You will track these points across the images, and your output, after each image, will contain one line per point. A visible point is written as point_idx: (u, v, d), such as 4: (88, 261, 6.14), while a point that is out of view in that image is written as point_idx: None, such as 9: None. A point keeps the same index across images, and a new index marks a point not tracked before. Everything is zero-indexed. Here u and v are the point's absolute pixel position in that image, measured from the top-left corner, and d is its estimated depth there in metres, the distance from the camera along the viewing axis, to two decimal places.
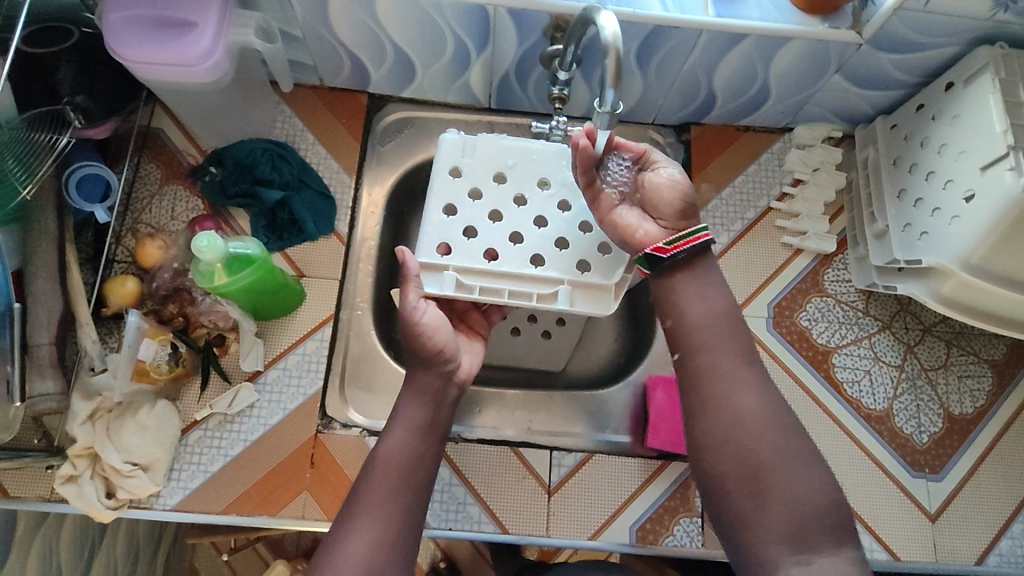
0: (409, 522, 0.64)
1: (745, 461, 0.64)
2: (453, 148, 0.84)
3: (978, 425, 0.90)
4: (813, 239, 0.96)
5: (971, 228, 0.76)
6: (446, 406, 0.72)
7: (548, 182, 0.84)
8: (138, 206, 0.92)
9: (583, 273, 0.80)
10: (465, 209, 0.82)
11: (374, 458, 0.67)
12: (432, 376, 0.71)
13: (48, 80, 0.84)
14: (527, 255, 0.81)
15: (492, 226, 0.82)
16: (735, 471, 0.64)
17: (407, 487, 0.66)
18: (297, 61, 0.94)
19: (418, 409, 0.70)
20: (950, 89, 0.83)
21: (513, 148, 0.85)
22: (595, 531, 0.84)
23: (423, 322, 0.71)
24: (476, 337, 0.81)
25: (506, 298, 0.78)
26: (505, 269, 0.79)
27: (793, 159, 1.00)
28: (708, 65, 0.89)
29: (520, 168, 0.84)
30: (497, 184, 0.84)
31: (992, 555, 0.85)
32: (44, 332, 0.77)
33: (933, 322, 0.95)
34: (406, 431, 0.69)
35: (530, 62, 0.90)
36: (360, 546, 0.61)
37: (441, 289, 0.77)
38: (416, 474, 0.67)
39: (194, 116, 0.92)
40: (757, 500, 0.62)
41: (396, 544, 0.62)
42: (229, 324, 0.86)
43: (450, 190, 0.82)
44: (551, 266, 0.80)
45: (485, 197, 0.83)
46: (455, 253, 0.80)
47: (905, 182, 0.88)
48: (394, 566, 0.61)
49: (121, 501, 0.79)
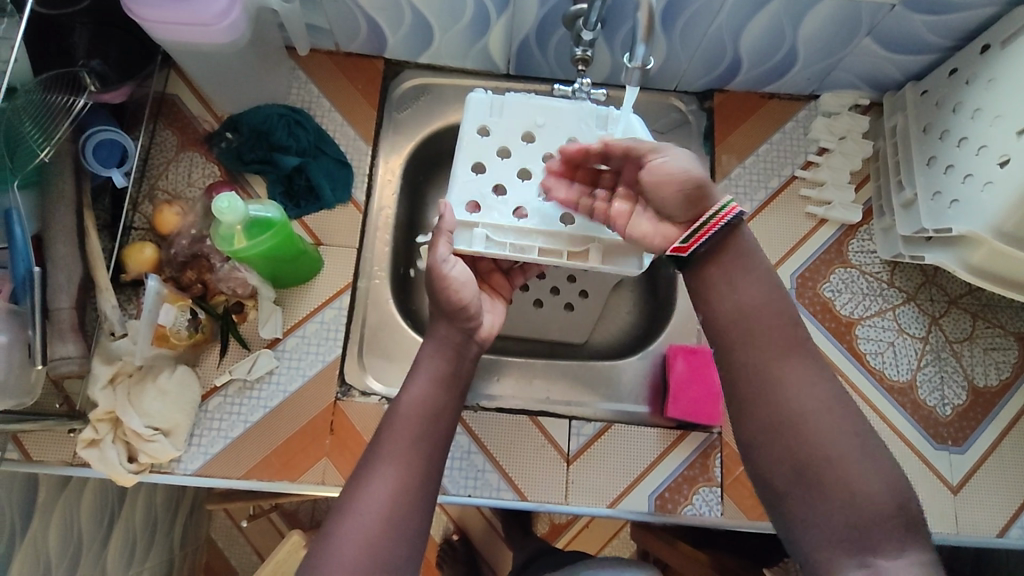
0: (428, 478, 0.64)
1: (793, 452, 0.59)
2: (480, 107, 0.83)
3: (1002, 397, 0.89)
4: (838, 209, 0.94)
5: (1004, 195, 0.74)
6: (467, 359, 0.72)
7: (578, 141, 0.83)
8: (155, 172, 0.92)
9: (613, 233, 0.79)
10: (493, 166, 0.81)
11: (395, 412, 0.67)
12: (453, 330, 0.71)
13: (63, 42, 0.82)
14: (558, 213, 0.79)
15: (521, 185, 0.80)
16: (786, 464, 0.59)
17: (425, 440, 0.66)
18: (313, 25, 0.93)
19: (440, 361, 0.71)
20: (985, 52, 0.81)
21: (544, 107, 0.83)
22: (614, 500, 0.84)
23: (451, 276, 0.70)
24: (499, 297, 0.81)
25: (535, 256, 0.77)
26: (532, 227, 0.78)
27: (818, 127, 0.97)
28: (735, 28, 0.87)
29: (547, 130, 0.83)
30: (526, 143, 0.82)
31: (1015, 528, 0.84)
32: (65, 297, 0.77)
33: (960, 294, 0.93)
34: (427, 384, 0.69)
35: (552, 25, 0.88)
36: (378, 498, 0.61)
37: (470, 246, 0.77)
38: (437, 429, 0.67)
39: (210, 81, 0.90)
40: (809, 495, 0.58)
41: (415, 499, 0.62)
42: (248, 291, 0.86)
43: (481, 150, 0.81)
44: (582, 224, 0.78)
45: (515, 155, 0.81)
46: (484, 211, 0.78)
47: (936, 149, 0.86)
48: (410, 520, 0.61)
49: (142, 465, 0.80)
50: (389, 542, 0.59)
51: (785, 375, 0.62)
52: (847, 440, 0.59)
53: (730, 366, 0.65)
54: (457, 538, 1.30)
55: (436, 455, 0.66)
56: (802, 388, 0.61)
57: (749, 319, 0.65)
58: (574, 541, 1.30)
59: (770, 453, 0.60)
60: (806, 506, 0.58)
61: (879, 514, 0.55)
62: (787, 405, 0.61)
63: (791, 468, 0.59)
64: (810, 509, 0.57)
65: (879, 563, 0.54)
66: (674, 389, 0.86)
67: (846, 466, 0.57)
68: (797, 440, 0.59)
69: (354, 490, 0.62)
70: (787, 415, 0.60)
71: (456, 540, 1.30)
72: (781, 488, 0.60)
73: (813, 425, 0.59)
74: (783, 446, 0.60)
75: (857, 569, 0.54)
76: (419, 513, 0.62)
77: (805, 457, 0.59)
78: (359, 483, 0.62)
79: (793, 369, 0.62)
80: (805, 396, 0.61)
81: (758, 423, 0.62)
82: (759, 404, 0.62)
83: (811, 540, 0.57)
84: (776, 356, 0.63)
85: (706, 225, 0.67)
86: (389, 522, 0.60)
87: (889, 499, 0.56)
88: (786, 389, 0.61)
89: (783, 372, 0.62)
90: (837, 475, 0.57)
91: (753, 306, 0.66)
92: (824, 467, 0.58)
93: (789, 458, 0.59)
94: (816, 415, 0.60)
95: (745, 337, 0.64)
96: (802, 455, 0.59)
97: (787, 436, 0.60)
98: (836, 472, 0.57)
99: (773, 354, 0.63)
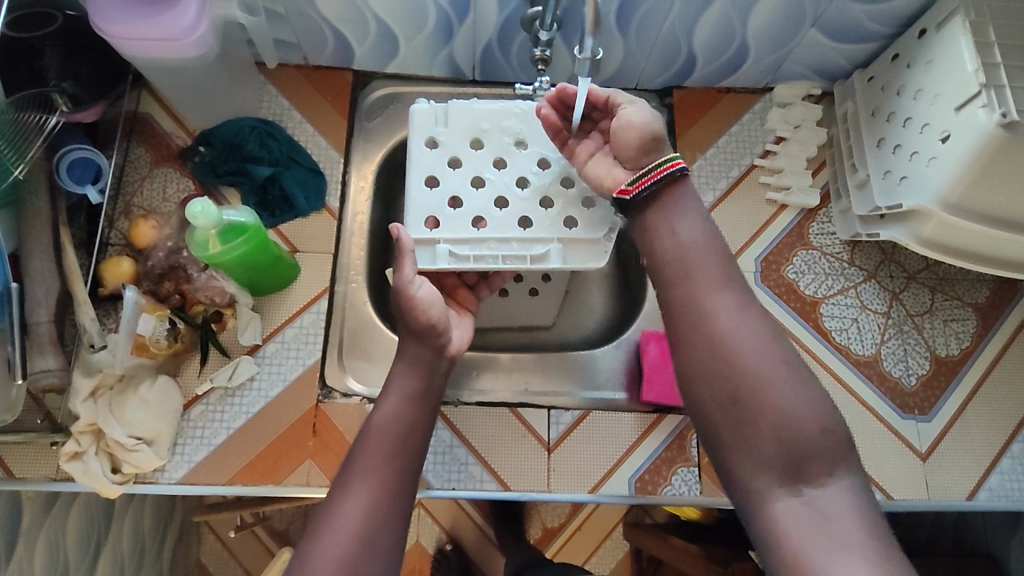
0: (403, 489, 0.66)
1: (727, 388, 0.62)
2: (426, 118, 0.85)
3: (964, 365, 0.93)
4: (796, 194, 0.98)
5: (949, 167, 0.78)
6: (439, 375, 0.75)
7: (525, 143, 0.86)
8: (130, 188, 0.93)
9: (572, 229, 0.82)
10: (447, 178, 0.83)
11: (368, 429, 0.70)
12: (424, 348, 0.74)
13: (34, 65, 0.84)
14: (514, 219, 0.82)
15: (476, 193, 0.83)
16: (717, 399, 0.62)
17: (400, 454, 0.68)
18: (282, 40, 0.95)
19: (412, 378, 0.73)
20: (923, 36, 0.86)
21: (486, 112, 0.86)
22: (595, 485, 0.86)
23: (418, 297, 0.72)
24: (466, 312, 0.84)
25: (499, 264, 0.80)
26: (494, 235, 0.81)
27: (774, 117, 1.02)
28: (687, 25, 0.91)
29: (509, 132, 0.85)
30: (475, 150, 0.85)
31: (983, 490, 0.87)
32: (43, 310, 0.78)
33: (918, 269, 0.97)
34: (400, 399, 0.72)
35: (512, 30, 0.92)
36: (353, 514, 0.63)
37: (434, 262, 0.79)
38: (409, 441, 0.70)
39: (181, 97, 0.92)
40: (740, 429, 0.61)
41: (388, 513, 0.64)
42: (226, 300, 0.87)
43: (434, 161, 0.83)
44: (539, 227, 0.81)
45: (464, 165, 0.84)
46: (443, 226, 0.81)
47: (884, 131, 0.90)
48: (386, 535, 0.62)
49: (126, 475, 0.81)
50: (367, 553, 0.61)
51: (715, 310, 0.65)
52: (777, 371, 0.62)
53: (679, 307, 0.66)
54: (450, 547, 1.31)
55: (410, 472, 0.68)
56: (730, 321, 0.64)
57: (701, 267, 0.67)
58: (561, 551, 1.32)
59: (707, 389, 0.63)
60: (732, 433, 0.61)
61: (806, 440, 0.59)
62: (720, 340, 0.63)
63: (721, 397, 0.62)
64: (741, 438, 0.60)
65: (807, 490, 0.57)
66: (647, 374, 0.88)
67: (772, 392, 0.61)
68: (726, 370, 0.62)
69: (332, 503, 0.64)
70: (723, 348, 0.63)
71: (450, 550, 1.30)
72: (713, 417, 0.63)
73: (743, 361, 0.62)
74: (722, 375, 0.62)
75: (784, 494, 0.58)
76: (393, 524, 0.64)
77: (737, 386, 0.61)
78: (335, 499, 0.64)
79: (733, 309, 0.65)
80: (745, 334, 0.63)
81: (702, 358, 0.64)
82: (702, 345, 0.64)
83: (744, 466, 0.60)
84: (713, 292, 0.66)
85: (656, 169, 0.70)
86: (362, 538, 0.61)
87: (812, 426, 0.59)
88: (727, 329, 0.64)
89: (723, 318, 0.64)
90: (768, 405, 0.60)
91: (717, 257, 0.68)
92: (752, 401, 0.61)
93: (721, 389, 0.62)
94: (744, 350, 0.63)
95: (700, 284, 0.66)
96: (734, 386, 0.61)
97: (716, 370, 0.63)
98: (765, 401, 0.60)
99: (716, 290, 0.66)
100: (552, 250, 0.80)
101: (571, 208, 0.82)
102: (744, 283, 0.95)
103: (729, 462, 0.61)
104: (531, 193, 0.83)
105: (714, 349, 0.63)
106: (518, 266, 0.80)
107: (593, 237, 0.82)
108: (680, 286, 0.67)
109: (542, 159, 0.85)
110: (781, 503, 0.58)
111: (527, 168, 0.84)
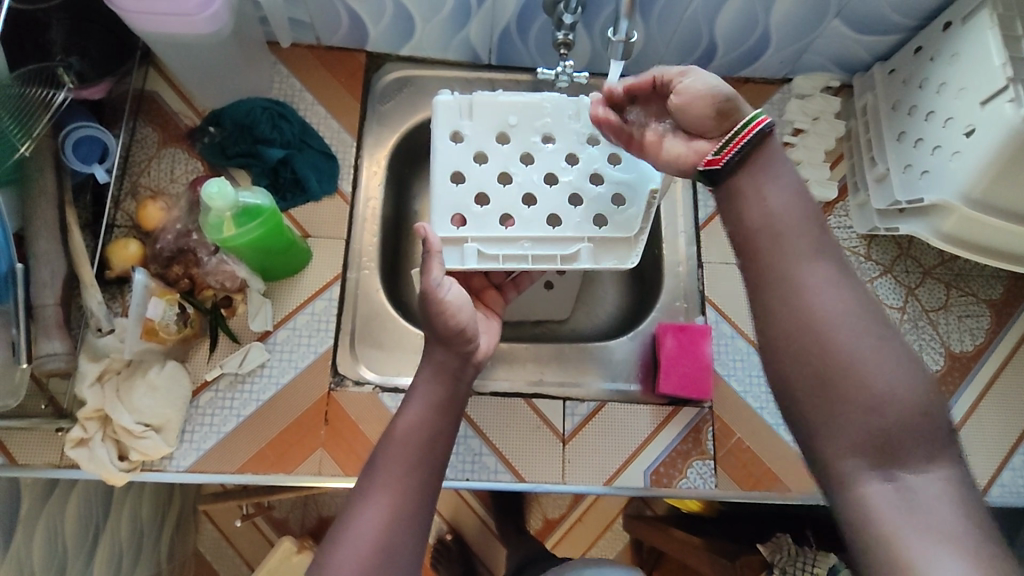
0: (426, 497, 0.65)
1: (816, 363, 0.54)
2: (450, 111, 0.82)
3: (978, 361, 0.93)
4: (815, 186, 0.97)
5: (972, 162, 0.77)
6: (465, 382, 0.74)
7: (553, 138, 0.84)
8: (136, 169, 0.90)
9: (602, 227, 0.81)
10: (472, 173, 0.81)
11: (393, 434, 0.69)
12: (451, 355, 0.72)
13: (39, 39, 0.81)
14: (543, 217, 0.81)
15: (503, 190, 0.81)
16: (805, 374, 0.55)
17: (424, 462, 0.67)
18: (295, 19, 0.93)
19: (437, 385, 0.72)
20: (948, 28, 0.85)
21: (513, 106, 0.83)
22: (610, 477, 0.85)
23: (447, 301, 0.69)
24: (493, 314, 0.85)
25: (529, 264, 0.79)
26: (521, 232, 0.80)
27: (792, 109, 1.01)
28: (710, 12, 0.89)
29: (529, 120, 0.83)
30: (501, 144, 0.83)
31: (995, 486, 0.88)
32: (49, 293, 0.76)
33: (934, 265, 0.96)
34: (424, 406, 0.70)
35: (532, 13, 0.90)
36: (374, 520, 0.62)
37: (462, 262, 0.78)
38: (434, 448, 0.68)
39: (191, 77, 0.89)
40: (829, 408, 0.53)
41: (410, 520, 0.62)
42: (237, 285, 0.85)
43: (457, 157, 0.81)
44: (567, 224, 0.80)
45: (491, 160, 0.82)
46: (470, 224, 0.79)
47: (905, 124, 0.89)
48: (406, 545, 0.61)
49: (133, 463, 0.79)
50: (386, 566, 0.60)
51: (811, 280, 0.57)
52: (877, 351, 0.54)
53: (776, 274, 0.58)
54: (451, 538, 1.31)
55: (433, 480, 0.66)
56: (830, 295, 0.56)
57: (788, 235, 0.59)
58: (561, 543, 1.32)
59: (795, 363, 0.55)
60: (821, 412, 0.54)
61: (904, 423, 0.51)
62: (813, 313, 0.56)
63: (807, 372, 0.55)
64: (830, 417, 0.53)
65: (903, 476, 0.50)
66: (665, 366, 0.87)
67: (873, 372, 0.53)
68: (818, 346, 0.55)
69: (354, 509, 0.63)
70: (814, 319, 0.55)
71: (450, 539, 1.30)
72: (802, 394, 0.55)
73: (839, 335, 0.54)
74: (810, 349, 0.55)
75: (878, 479, 0.51)
76: (415, 533, 0.62)
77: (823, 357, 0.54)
78: (356, 506, 0.63)
79: (829, 281, 0.57)
80: (840, 306, 0.56)
81: (791, 330, 0.56)
82: (787, 314, 0.57)
83: (830, 448, 0.53)
84: (810, 263, 0.58)
85: (738, 135, 0.62)
86: (383, 548, 0.60)
87: (913, 408, 0.52)
88: (820, 301, 0.56)
89: (812, 282, 0.57)
90: (857, 382, 0.53)
91: (803, 220, 0.60)
92: (843, 378, 0.53)
93: (806, 362, 0.55)
94: (842, 325, 0.55)
95: (796, 252, 0.58)
96: (826, 361, 0.54)
97: (807, 343, 0.55)
98: (854, 375, 0.53)
99: (808, 260, 0.58)
100: (581, 249, 0.79)
101: (599, 206, 0.81)
102: None
103: (818, 444, 0.54)
104: (559, 191, 0.82)
105: (801, 318, 0.56)
106: (547, 267, 0.80)
107: (624, 237, 0.80)
108: (765, 252, 0.59)
109: (570, 154, 0.83)
110: (875, 489, 0.50)
111: (556, 162, 0.83)
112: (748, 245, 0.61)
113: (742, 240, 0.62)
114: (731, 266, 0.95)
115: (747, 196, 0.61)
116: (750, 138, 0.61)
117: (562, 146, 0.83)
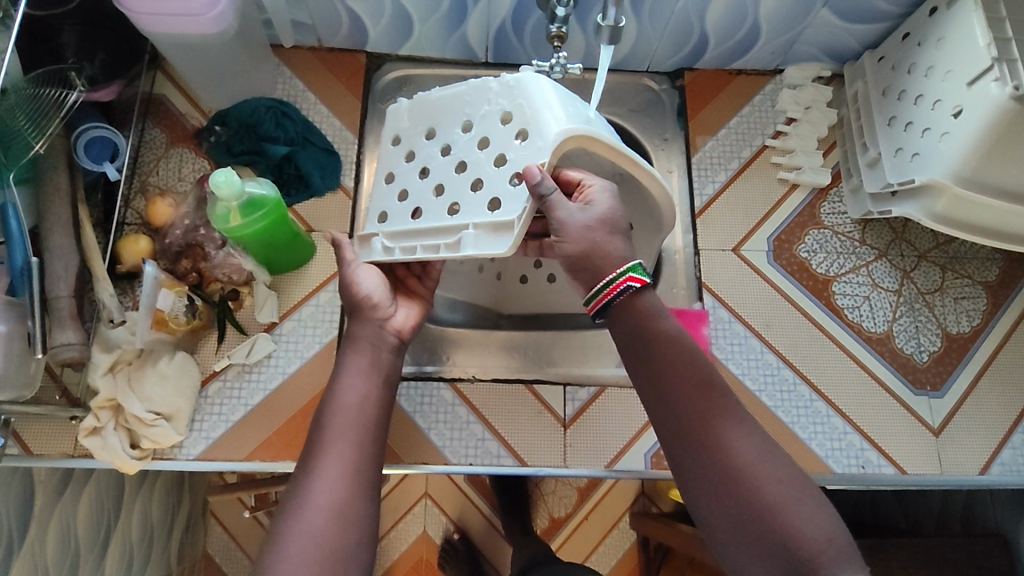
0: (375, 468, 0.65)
1: (741, 510, 0.58)
2: (396, 116, 0.84)
3: (975, 342, 0.93)
4: (808, 173, 0.99)
5: (961, 142, 0.78)
6: (386, 350, 0.74)
7: (471, 125, 0.76)
8: (145, 168, 0.94)
9: (494, 211, 0.70)
10: (400, 173, 0.81)
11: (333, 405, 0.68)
12: (362, 326, 0.74)
13: (52, 44, 0.84)
14: (446, 207, 0.75)
15: (421, 184, 0.78)
16: (732, 520, 0.58)
17: (365, 443, 0.66)
18: (298, 22, 0.96)
19: (367, 357, 0.72)
20: (934, 14, 0.86)
21: (443, 100, 0.79)
22: (611, 461, 0.86)
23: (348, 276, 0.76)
24: (412, 302, 0.80)
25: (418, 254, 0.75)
26: (420, 224, 0.76)
27: (785, 98, 1.02)
28: (700, 6, 0.91)
29: (453, 112, 0.78)
30: (429, 141, 0.80)
31: (996, 465, 0.88)
32: (63, 284, 0.78)
33: (928, 248, 0.97)
34: (366, 379, 0.70)
35: (526, 10, 0.93)
36: (324, 489, 0.61)
37: (371, 254, 0.80)
38: (364, 416, 0.68)
39: (198, 81, 0.93)
40: (762, 551, 0.57)
41: (361, 490, 0.62)
42: (243, 278, 0.87)
43: (392, 158, 0.83)
44: (462, 213, 0.73)
45: (417, 156, 0.80)
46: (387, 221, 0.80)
47: (895, 109, 0.91)
48: (362, 515, 0.61)
49: (145, 451, 0.81)
50: (347, 535, 0.59)
51: (724, 426, 0.61)
52: (791, 489, 0.59)
53: (693, 420, 0.61)
54: (457, 537, 1.31)
55: (375, 448, 0.66)
56: (741, 438, 0.60)
57: (690, 379, 0.63)
58: (565, 544, 1.33)
59: (714, 506, 0.59)
60: (754, 557, 0.57)
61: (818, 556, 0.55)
62: (730, 456, 0.59)
63: (731, 517, 0.58)
64: (758, 559, 0.57)
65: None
66: None
67: (790, 511, 0.57)
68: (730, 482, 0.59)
69: (308, 485, 0.62)
70: (734, 476, 0.59)
71: (457, 539, 1.30)
72: (725, 534, 0.59)
73: (755, 476, 0.59)
74: (736, 504, 0.58)
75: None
76: (364, 499, 0.62)
77: (750, 513, 0.58)
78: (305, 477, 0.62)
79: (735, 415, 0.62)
80: (747, 442, 0.60)
81: (719, 489, 0.59)
82: (709, 470, 0.60)
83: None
84: (715, 400, 0.62)
85: (609, 285, 0.64)
86: (340, 516, 0.60)
87: (821, 543, 0.56)
88: (730, 444, 0.60)
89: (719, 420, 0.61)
90: (778, 526, 0.57)
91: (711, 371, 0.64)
92: (769, 520, 0.57)
93: (729, 510, 0.58)
94: (753, 466, 0.59)
95: (712, 410, 0.62)
96: (749, 505, 0.58)
97: (723, 484, 0.59)
98: (782, 525, 0.57)
99: (713, 397, 0.62)
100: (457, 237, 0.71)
101: None
102: (756, 261, 0.96)
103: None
104: (465, 177, 0.74)
105: (722, 473, 0.59)
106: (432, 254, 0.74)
107: (507, 223, 0.69)
108: (688, 411, 0.62)
109: (482, 138, 0.74)
110: None
111: (467, 150, 0.75)
112: (675, 394, 0.63)
113: (663, 390, 0.63)
114: (727, 252, 0.96)
115: (661, 367, 0.64)
116: (615, 298, 0.65)
117: (474, 133, 0.75)
